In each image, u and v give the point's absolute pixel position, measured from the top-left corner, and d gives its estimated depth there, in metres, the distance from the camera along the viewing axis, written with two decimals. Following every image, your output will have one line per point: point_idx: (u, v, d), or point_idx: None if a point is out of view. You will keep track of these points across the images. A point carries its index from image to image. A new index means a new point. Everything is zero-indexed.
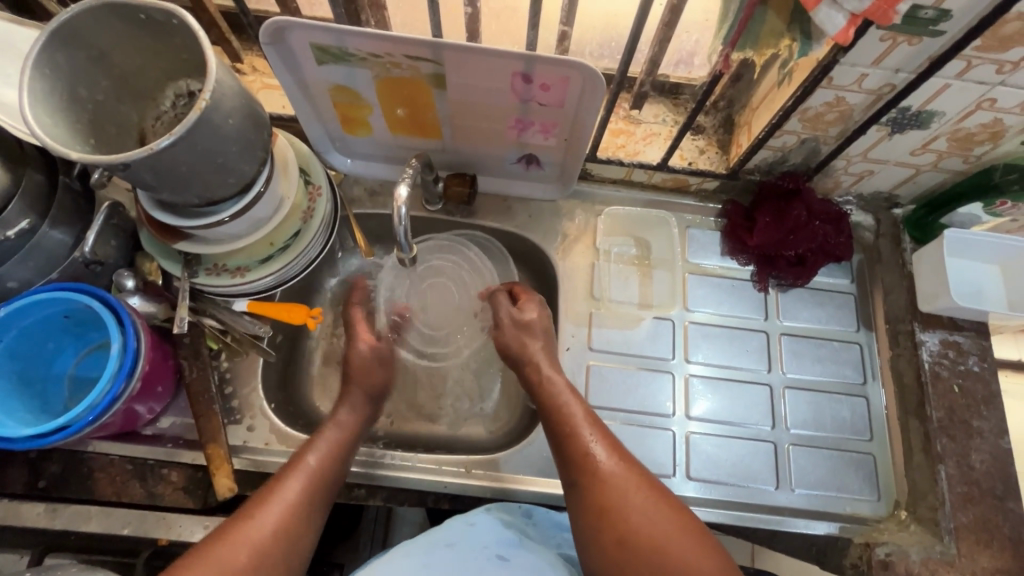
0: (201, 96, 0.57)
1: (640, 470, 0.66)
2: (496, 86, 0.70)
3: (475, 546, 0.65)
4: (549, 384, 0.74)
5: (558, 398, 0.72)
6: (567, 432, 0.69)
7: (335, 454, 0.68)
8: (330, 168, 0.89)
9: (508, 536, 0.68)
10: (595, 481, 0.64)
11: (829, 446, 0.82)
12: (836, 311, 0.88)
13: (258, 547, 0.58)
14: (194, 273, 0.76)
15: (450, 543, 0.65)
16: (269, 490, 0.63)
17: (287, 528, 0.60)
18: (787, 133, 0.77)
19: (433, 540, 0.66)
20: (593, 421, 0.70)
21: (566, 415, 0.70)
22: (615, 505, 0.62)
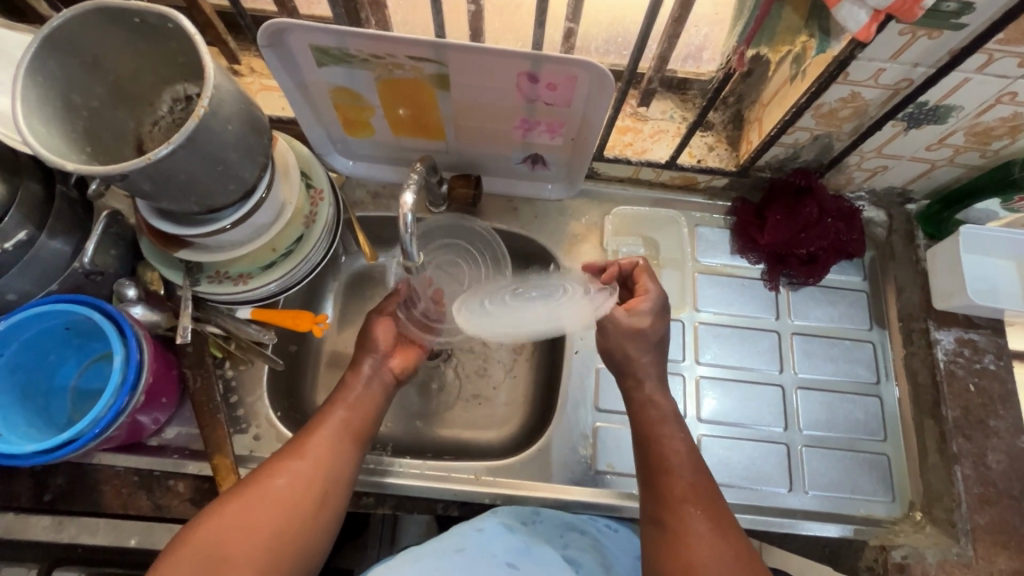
0: (199, 104, 0.55)
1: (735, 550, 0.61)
2: (501, 86, 0.68)
3: (485, 552, 0.64)
4: (658, 448, 0.68)
5: (665, 458, 0.67)
6: (668, 499, 0.64)
7: (358, 406, 0.70)
8: (331, 170, 0.87)
9: (519, 541, 0.67)
10: (681, 548, 0.61)
11: (842, 446, 0.81)
12: (848, 309, 0.87)
13: (285, 492, 0.60)
14: (195, 281, 0.75)
15: (462, 548, 0.64)
16: (293, 444, 0.65)
17: (306, 478, 0.62)
18: (799, 130, 0.75)
19: (444, 544, 0.65)
20: (701, 493, 0.65)
21: (670, 476, 0.66)
22: None
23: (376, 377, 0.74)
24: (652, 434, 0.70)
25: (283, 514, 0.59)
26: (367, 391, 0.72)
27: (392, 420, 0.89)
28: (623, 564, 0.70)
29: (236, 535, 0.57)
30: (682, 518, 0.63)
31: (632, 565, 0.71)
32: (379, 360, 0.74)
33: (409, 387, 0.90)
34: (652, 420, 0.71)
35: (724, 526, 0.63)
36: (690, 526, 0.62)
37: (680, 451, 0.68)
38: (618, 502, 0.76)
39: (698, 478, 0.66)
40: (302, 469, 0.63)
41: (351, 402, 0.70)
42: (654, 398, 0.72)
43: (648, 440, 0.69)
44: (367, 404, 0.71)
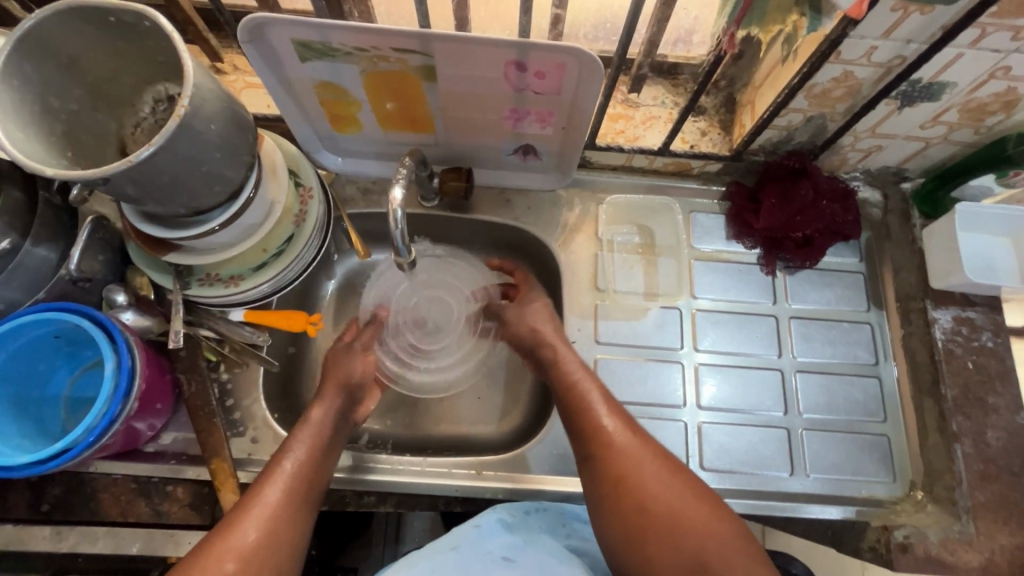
0: (180, 103, 0.54)
1: (662, 458, 0.62)
2: (489, 76, 0.66)
3: (480, 550, 0.65)
4: (574, 394, 0.67)
5: (584, 396, 0.66)
6: (596, 431, 0.64)
7: (311, 462, 0.63)
8: (320, 168, 0.86)
9: (515, 539, 0.67)
10: (620, 476, 0.61)
11: (842, 429, 0.81)
12: (845, 291, 0.87)
13: (253, 548, 0.56)
14: (186, 284, 0.74)
15: (457, 546, 0.65)
16: (233, 520, 0.58)
17: (275, 522, 0.58)
18: (792, 111, 0.74)
19: (440, 543, 0.65)
20: (624, 415, 0.66)
21: (590, 409, 0.65)
22: (631, 491, 0.60)
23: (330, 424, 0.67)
24: (565, 381, 0.68)
25: None
26: (337, 424, 0.68)
27: (392, 418, 0.88)
28: None
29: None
30: (613, 443, 0.63)
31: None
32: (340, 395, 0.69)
33: None
34: (568, 367, 0.69)
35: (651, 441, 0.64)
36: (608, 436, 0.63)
37: (595, 384, 0.68)
38: None
39: (602, 382, 0.69)
40: (257, 537, 0.57)
41: (316, 433, 0.65)
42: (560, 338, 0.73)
43: (565, 384, 0.68)
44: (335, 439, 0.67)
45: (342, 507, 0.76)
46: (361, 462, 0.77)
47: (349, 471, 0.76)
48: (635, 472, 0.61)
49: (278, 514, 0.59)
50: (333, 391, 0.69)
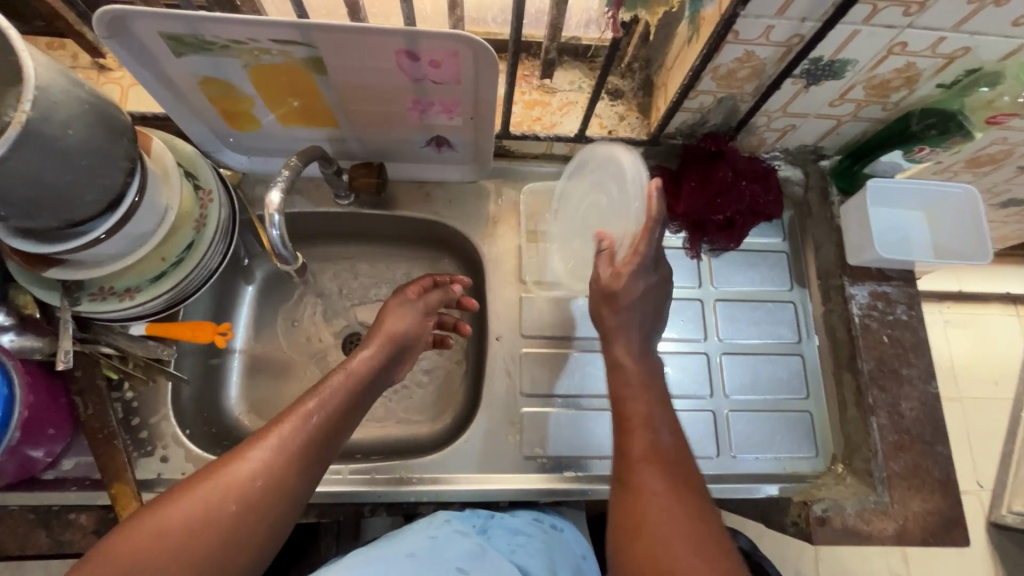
0: (20, 109, 0.49)
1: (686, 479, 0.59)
2: (382, 67, 0.63)
3: (435, 559, 0.61)
4: (632, 402, 0.65)
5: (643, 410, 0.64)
6: (637, 424, 0.63)
7: (336, 411, 0.59)
8: (223, 167, 0.81)
9: (470, 549, 0.64)
10: (647, 493, 0.58)
11: (766, 408, 0.82)
12: (769, 271, 0.87)
13: (260, 482, 0.51)
14: (76, 300, 0.69)
15: (413, 554, 0.61)
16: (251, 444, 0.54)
17: (289, 460, 0.54)
18: (702, 94, 0.73)
19: (394, 549, 0.61)
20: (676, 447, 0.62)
21: (658, 410, 0.64)
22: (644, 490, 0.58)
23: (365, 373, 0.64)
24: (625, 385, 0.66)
25: (219, 540, 0.49)
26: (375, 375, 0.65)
27: None
28: (565, 562, 0.70)
29: (183, 538, 0.48)
30: (652, 442, 0.62)
31: (577, 565, 0.71)
32: (384, 348, 0.68)
33: None
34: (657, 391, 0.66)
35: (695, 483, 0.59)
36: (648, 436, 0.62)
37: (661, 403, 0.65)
38: (544, 487, 0.76)
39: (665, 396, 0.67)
40: (262, 476, 0.52)
41: (356, 378, 0.63)
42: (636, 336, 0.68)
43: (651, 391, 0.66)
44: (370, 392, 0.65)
45: None
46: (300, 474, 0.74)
47: None
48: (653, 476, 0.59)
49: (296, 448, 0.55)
50: (381, 340, 0.68)
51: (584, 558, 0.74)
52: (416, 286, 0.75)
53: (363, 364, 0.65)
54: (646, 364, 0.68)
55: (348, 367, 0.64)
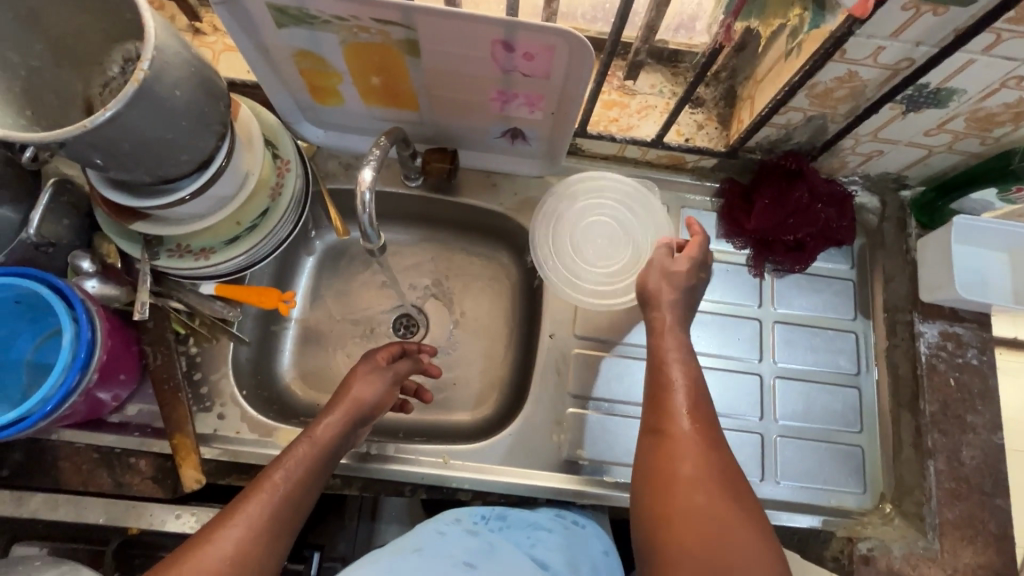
0: (138, 67, 0.51)
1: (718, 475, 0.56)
2: (474, 55, 0.63)
3: (441, 553, 0.63)
4: (669, 384, 0.63)
5: (670, 380, 0.63)
6: (665, 415, 0.60)
7: (302, 482, 0.58)
8: (300, 139, 0.83)
9: (478, 544, 0.66)
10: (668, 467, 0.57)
11: (817, 437, 0.80)
12: (833, 298, 0.85)
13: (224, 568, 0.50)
14: (155, 254, 0.71)
15: (420, 549, 0.63)
16: (218, 522, 0.53)
17: (254, 549, 0.53)
18: (792, 110, 0.71)
19: (401, 547, 0.64)
20: (697, 413, 0.60)
21: (685, 400, 0.61)
22: (672, 492, 0.55)
23: (334, 441, 0.63)
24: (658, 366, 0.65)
25: None
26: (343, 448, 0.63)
27: None
28: (586, 560, 0.69)
29: None
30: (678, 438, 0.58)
31: (597, 561, 0.70)
32: (348, 414, 0.65)
33: None
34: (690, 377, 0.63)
35: (724, 459, 0.58)
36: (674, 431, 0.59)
37: (686, 377, 0.63)
38: (584, 489, 0.76)
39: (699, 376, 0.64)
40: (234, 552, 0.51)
41: (319, 449, 0.61)
42: (676, 327, 0.68)
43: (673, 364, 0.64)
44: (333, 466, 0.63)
45: None
46: None
47: None
48: (677, 472, 0.56)
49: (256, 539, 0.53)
50: (346, 408, 0.65)
51: (606, 555, 0.72)
52: (387, 353, 0.72)
53: (328, 431, 0.63)
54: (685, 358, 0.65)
55: (312, 434, 0.62)
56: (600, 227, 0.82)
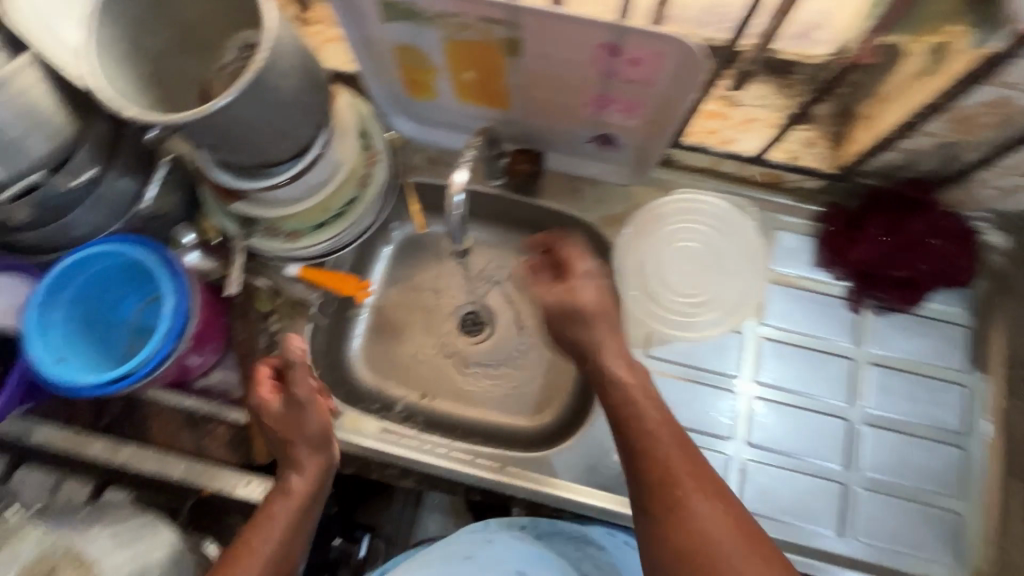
0: (256, 56, 0.53)
1: (744, 529, 0.56)
2: (577, 58, 0.61)
3: (495, 564, 0.72)
4: (670, 460, 0.59)
5: (659, 456, 0.60)
6: (666, 490, 0.58)
7: (280, 532, 0.63)
8: (391, 132, 0.84)
9: (530, 547, 0.73)
10: (682, 541, 0.56)
11: (907, 496, 0.73)
12: (942, 344, 0.77)
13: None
14: (248, 233, 0.75)
15: (472, 556, 0.72)
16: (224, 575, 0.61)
17: None
18: (923, 134, 0.64)
19: (451, 550, 0.73)
20: (699, 471, 0.59)
21: (682, 476, 0.58)
22: (700, 561, 0.55)
23: (303, 487, 0.66)
24: (647, 449, 0.61)
25: None
26: (321, 470, 0.67)
27: (423, 386, 0.87)
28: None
29: None
30: (684, 511, 0.57)
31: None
32: (302, 456, 0.66)
33: (445, 361, 0.88)
34: (681, 453, 0.60)
35: (739, 514, 0.57)
36: (686, 507, 0.57)
37: (681, 447, 0.61)
38: None
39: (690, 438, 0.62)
40: None
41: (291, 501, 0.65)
42: (661, 406, 0.64)
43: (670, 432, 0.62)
44: (320, 484, 0.67)
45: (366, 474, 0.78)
46: (385, 429, 0.77)
47: (370, 442, 0.76)
48: (704, 542, 0.55)
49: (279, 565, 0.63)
50: (305, 451, 0.66)
51: None
52: (267, 388, 0.68)
53: (296, 481, 0.66)
54: (677, 432, 0.62)
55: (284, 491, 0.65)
56: (685, 250, 0.81)
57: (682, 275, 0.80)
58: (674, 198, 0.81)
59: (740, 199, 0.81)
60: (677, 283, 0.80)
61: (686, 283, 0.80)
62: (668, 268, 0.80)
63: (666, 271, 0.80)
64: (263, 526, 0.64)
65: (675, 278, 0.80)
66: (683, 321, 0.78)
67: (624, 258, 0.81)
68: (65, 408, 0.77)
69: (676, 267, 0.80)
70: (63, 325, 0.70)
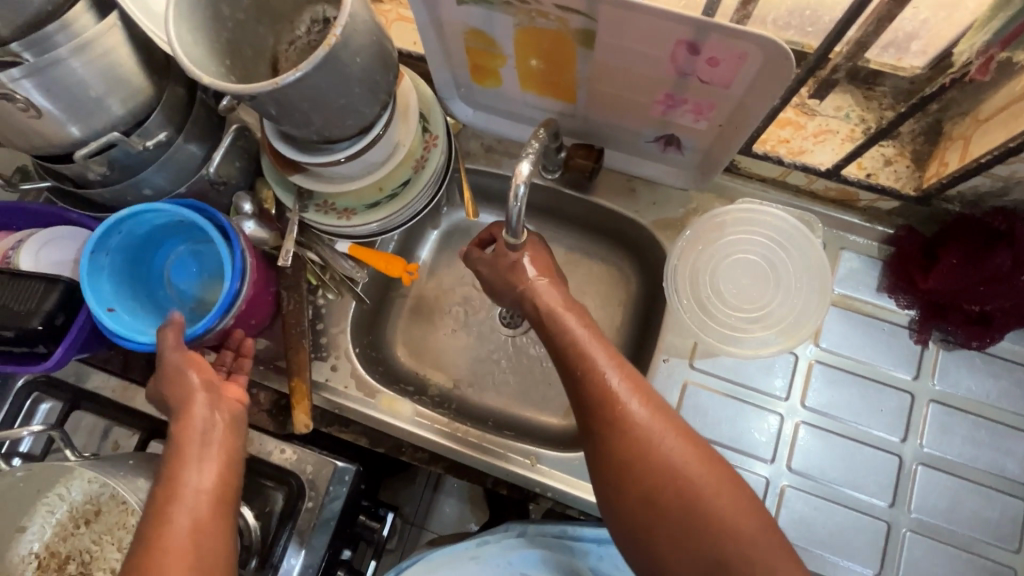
0: (332, 32, 0.53)
1: (687, 435, 0.57)
2: (653, 54, 0.59)
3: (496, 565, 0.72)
4: (594, 369, 0.59)
5: (596, 364, 0.59)
6: (605, 400, 0.58)
7: (196, 472, 0.56)
8: (450, 116, 0.83)
9: (535, 552, 0.72)
10: (628, 446, 0.56)
11: (957, 544, 0.69)
12: (1012, 388, 0.71)
13: (191, 554, 0.51)
14: (304, 206, 0.76)
15: (476, 557, 0.71)
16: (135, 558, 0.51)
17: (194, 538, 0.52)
18: (1022, 161, 0.59)
19: (459, 552, 0.70)
20: (633, 379, 0.59)
21: (601, 377, 0.59)
22: (646, 466, 0.55)
23: (202, 421, 0.59)
24: (581, 358, 0.60)
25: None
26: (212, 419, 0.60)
27: (457, 373, 0.87)
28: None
29: None
30: (635, 420, 0.57)
31: None
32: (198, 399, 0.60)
33: (481, 351, 0.88)
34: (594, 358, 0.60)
35: (700, 444, 0.57)
36: (628, 415, 0.57)
37: (607, 351, 0.60)
38: None
39: (603, 338, 0.62)
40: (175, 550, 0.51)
41: (195, 438, 0.58)
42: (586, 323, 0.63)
43: (575, 353, 0.61)
44: (231, 424, 0.61)
45: (397, 455, 0.78)
46: (419, 413, 0.78)
47: (405, 423, 0.77)
48: (650, 449, 0.56)
49: (205, 525, 0.54)
50: (200, 394, 0.60)
51: None
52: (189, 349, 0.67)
53: (194, 419, 0.59)
54: (590, 340, 0.61)
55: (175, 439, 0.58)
56: (745, 263, 0.76)
57: (740, 289, 0.76)
58: (738, 206, 0.77)
59: (810, 217, 0.76)
60: (733, 297, 0.75)
61: (742, 298, 0.75)
62: (722, 281, 0.76)
63: (723, 283, 0.76)
64: (178, 482, 0.55)
65: (732, 291, 0.76)
66: (736, 337, 0.74)
67: (679, 265, 0.76)
68: (120, 358, 0.80)
69: (732, 280, 0.76)
70: (110, 272, 0.71)
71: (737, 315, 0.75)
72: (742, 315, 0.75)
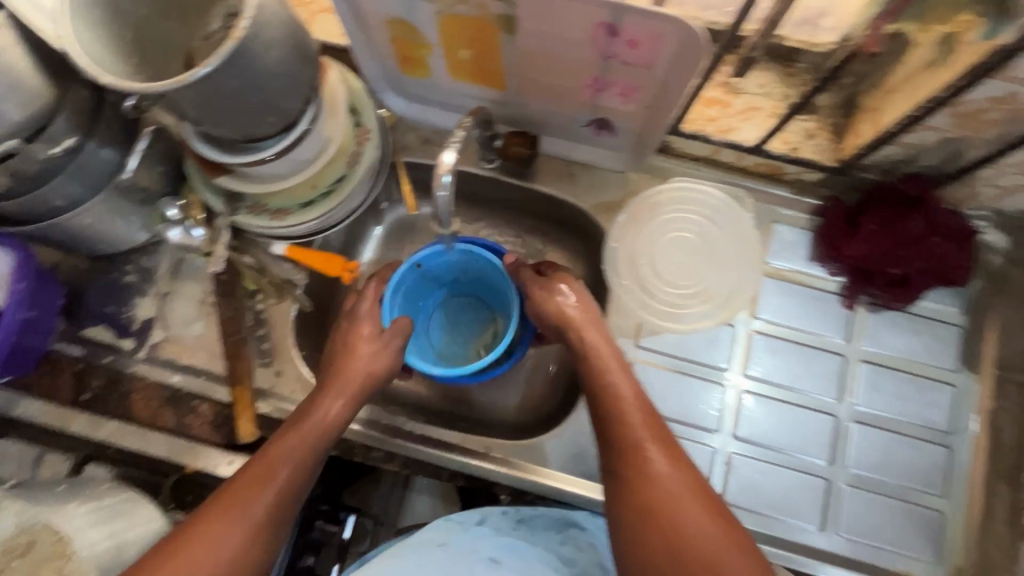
0: (238, 24, 0.51)
1: (714, 507, 0.55)
2: (575, 37, 0.59)
3: (463, 550, 0.70)
4: (630, 418, 0.60)
5: (632, 415, 0.60)
6: (636, 455, 0.57)
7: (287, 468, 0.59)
8: (383, 109, 0.82)
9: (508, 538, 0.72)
10: (650, 502, 0.55)
11: (891, 493, 0.73)
12: (933, 343, 0.76)
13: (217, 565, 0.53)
14: (235, 210, 0.74)
15: (444, 544, 0.70)
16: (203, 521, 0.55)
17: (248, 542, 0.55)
18: (927, 129, 0.63)
19: (426, 537, 0.71)
20: (665, 438, 0.59)
21: (636, 433, 0.59)
22: (665, 526, 0.54)
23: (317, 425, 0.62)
24: (615, 400, 0.61)
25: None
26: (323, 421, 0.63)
27: None
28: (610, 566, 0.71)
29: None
30: (658, 478, 0.56)
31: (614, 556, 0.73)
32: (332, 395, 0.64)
33: None
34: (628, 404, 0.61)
35: (724, 517, 0.55)
36: (653, 471, 0.56)
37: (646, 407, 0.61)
38: None
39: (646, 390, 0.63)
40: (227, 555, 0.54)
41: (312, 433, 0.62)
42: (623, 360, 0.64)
43: (611, 396, 0.61)
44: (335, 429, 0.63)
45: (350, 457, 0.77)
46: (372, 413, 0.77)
47: (360, 423, 0.76)
48: (673, 512, 0.54)
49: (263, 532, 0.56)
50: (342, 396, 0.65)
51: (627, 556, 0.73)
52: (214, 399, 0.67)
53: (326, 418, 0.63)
54: (624, 375, 0.63)
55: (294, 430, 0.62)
56: (677, 241, 0.80)
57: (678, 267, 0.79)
58: (670, 186, 0.80)
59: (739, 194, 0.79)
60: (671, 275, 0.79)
61: (679, 275, 0.79)
62: (658, 258, 0.79)
63: (660, 261, 0.79)
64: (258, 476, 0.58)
65: (670, 270, 0.79)
66: (671, 315, 0.78)
67: (618, 248, 0.79)
68: (46, 381, 0.76)
69: (667, 257, 0.79)
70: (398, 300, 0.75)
71: (670, 291, 0.78)
72: (676, 292, 0.78)
